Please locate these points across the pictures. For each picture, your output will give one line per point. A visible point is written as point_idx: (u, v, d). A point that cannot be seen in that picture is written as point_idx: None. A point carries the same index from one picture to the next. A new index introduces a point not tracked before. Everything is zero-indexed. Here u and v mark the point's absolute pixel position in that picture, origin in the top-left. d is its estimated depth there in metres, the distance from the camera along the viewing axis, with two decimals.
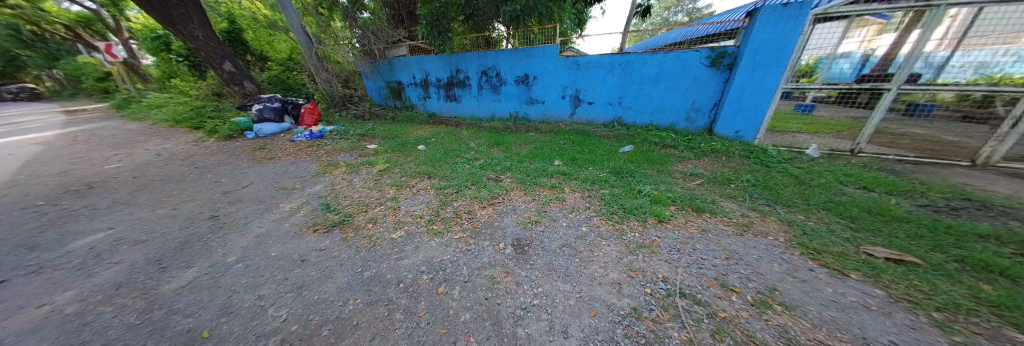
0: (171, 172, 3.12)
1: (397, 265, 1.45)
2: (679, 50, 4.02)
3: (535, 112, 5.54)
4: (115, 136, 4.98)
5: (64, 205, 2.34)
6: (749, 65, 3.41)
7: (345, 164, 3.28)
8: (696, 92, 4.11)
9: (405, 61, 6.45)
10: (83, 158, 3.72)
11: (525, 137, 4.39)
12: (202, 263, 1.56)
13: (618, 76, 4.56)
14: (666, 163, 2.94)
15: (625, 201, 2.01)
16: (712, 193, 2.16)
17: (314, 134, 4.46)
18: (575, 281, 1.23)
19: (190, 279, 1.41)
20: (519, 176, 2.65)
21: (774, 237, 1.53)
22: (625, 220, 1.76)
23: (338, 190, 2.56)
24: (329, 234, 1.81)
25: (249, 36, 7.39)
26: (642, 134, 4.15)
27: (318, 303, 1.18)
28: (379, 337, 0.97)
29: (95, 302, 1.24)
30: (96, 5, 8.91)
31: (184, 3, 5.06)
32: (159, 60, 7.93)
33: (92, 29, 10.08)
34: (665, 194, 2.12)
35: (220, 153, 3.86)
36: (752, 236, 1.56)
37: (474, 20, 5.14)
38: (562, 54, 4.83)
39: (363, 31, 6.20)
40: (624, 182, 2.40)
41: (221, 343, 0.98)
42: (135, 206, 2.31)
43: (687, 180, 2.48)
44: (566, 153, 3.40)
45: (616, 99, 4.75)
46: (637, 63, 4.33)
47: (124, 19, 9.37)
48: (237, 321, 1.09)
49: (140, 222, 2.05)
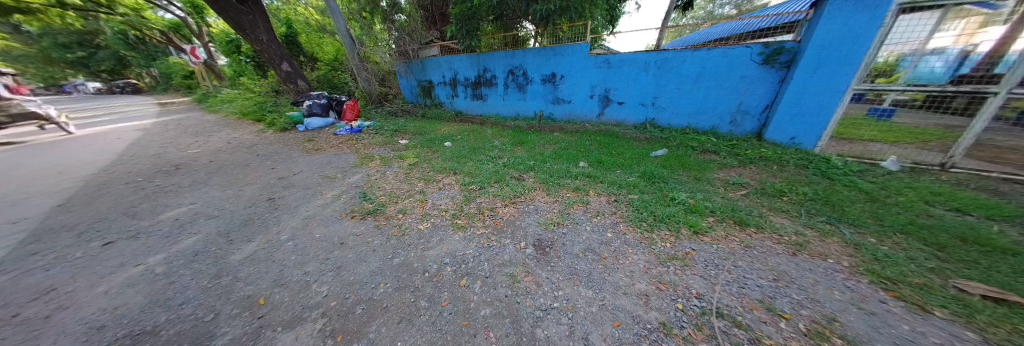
0: (238, 158, 3.60)
1: (423, 255, 1.52)
2: (726, 47, 3.68)
3: (560, 111, 5.45)
4: (196, 125, 5.89)
5: (158, 181, 2.82)
6: (810, 62, 3.00)
7: (379, 157, 3.51)
8: (744, 92, 3.75)
9: (435, 61, 6.71)
10: (172, 143, 4.43)
11: (549, 136, 4.36)
12: (260, 238, 1.77)
13: (653, 75, 4.32)
14: (704, 170, 2.72)
15: (655, 208, 1.90)
16: (757, 206, 1.96)
17: (354, 128, 4.88)
18: (598, 288, 1.19)
19: (249, 252, 1.62)
20: (542, 176, 2.63)
21: (835, 260, 1.35)
22: (655, 230, 1.65)
23: (372, 181, 2.75)
24: (364, 221, 1.96)
25: (302, 39, 8.22)
26: (677, 137, 3.89)
27: (353, 283, 1.29)
28: (406, 321, 1.04)
29: (179, 265, 1.49)
30: (184, 13, 10.49)
31: (253, 11, 5.84)
32: (232, 61, 9.19)
33: (180, 34, 11.99)
34: (702, 203, 1.96)
35: (276, 143, 4.37)
36: (807, 257, 1.38)
37: (503, 19, 5.17)
38: (591, 52, 4.70)
39: (400, 32, 6.61)
40: (655, 188, 2.27)
41: (274, 311, 1.12)
42: (210, 186, 2.71)
43: (728, 189, 2.27)
44: (592, 154, 3.30)
45: (648, 99, 4.50)
46: (675, 61, 4.06)
47: (205, 25, 10.98)
48: (287, 293, 1.24)
49: (213, 200, 2.39)
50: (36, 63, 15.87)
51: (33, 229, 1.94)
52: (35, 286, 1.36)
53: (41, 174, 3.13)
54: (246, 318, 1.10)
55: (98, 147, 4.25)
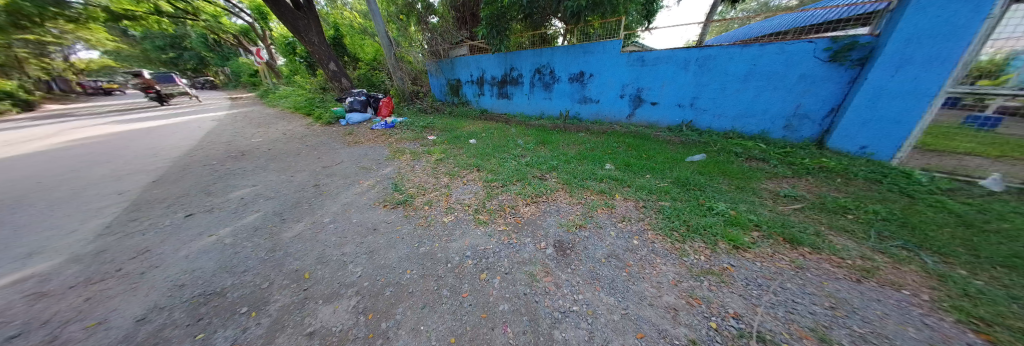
0: (291, 148, 4.06)
1: (446, 246, 1.58)
2: (782, 42, 3.29)
3: (587, 111, 5.30)
4: (259, 118, 6.76)
5: (228, 165, 3.29)
6: (888, 59, 2.55)
7: (409, 151, 3.72)
8: (803, 93, 3.32)
9: (464, 60, 6.93)
10: (240, 133, 5.12)
11: (574, 137, 4.26)
12: (307, 219, 1.98)
13: (692, 74, 4.03)
14: (749, 179, 2.46)
15: (689, 218, 1.77)
16: (813, 222, 1.73)
17: (389, 124, 5.22)
18: (621, 296, 1.14)
19: (298, 231, 1.82)
20: (565, 177, 2.59)
21: (911, 292, 1.12)
22: (688, 241, 1.54)
23: (402, 173, 2.93)
24: (394, 210, 2.09)
25: (347, 41, 9.01)
26: (718, 142, 3.57)
27: (383, 267, 1.39)
28: (429, 306, 1.10)
29: (242, 239, 1.73)
30: (253, 20, 12.04)
31: (308, 16, 6.53)
32: (290, 62, 10.38)
33: (249, 37, 13.76)
34: (745, 215, 1.78)
35: (322, 135, 4.84)
36: (874, 285, 1.17)
37: (533, 18, 5.06)
38: (624, 50, 4.51)
39: (432, 33, 6.93)
40: (689, 196, 2.11)
41: (316, 285, 1.26)
42: (268, 171, 3.09)
43: (778, 202, 2.03)
44: (620, 156, 3.17)
45: (686, 100, 4.20)
46: (720, 59, 3.74)
47: (268, 29, 12.48)
48: (327, 270, 1.38)
49: (270, 183, 2.73)
50: (146, 64, 19.35)
51: (137, 200, 2.38)
52: (139, 247, 1.67)
53: (143, 154, 3.83)
54: (293, 289, 1.25)
55: (183, 135, 5.08)
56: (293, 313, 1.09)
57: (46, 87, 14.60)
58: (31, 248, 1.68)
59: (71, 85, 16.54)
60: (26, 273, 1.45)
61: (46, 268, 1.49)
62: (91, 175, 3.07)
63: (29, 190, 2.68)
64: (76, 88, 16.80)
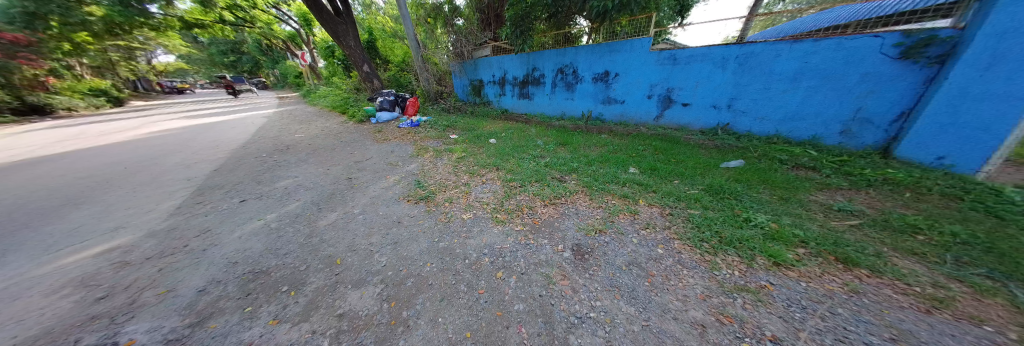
0: (327, 143, 4.42)
1: (465, 243, 1.62)
2: (841, 37, 2.90)
3: (610, 112, 5.12)
4: (301, 115, 7.45)
5: (275, 158, 3.67)
6: (977, 55, 2.14)
7: (432, 149, 3.86)
8: (866, 95, 2.90)
9: (487, 61, 7.04)
10: (285, 129, 5.69)
11: (596, 138, 4.15)
12: (340, 209, 2.15)
13: (730, 73, 3.73)
14: (795, 189, 2.22)
15: (722, 228, 1.64)
16: (872, 242, 1.49)
17: (414, 123, 5.46)
18: (642, 307, 1.08)
19: (332, 220, 1.98)
20: (586, 180, 2.53)
21: (999, 330, 0.88)
22: (720, 253, 1.42)
23: (425, 170, 3.05)
24: (417, 205, 2.19)
25: (379, 44, 9.59)
26: (759, 147, 3.26)
27: (405, 258, 1.47)
28: (447, 300, 1.14)
29: (284, 224, 1.93)
30: (299, 26, 13.28)
31: (346, 22, 7.08)
32: (329, 64, 11.32)
33: (296, 42, 15.18)
34: (788, 229, 1.60)
35: (354, 132, 5.20)
36: (944, 319, 0.94)
37: (557, 17, 4.95)
38: (653, 48, 4.30)
39: (457, 35, 7.15)
40: (724, 205, 1.95)
41: (347, 271, 1.36)
42: (308, 164, 3.39)
43: (829, 217, 1.80)
44: (645, 160, 3.02)
45: (723, 101, 3.90)
46: (762, 57, 3.43)
47: (312, 35, 13.68)
48: (356, 257, 1.49)
49: (309, 175, 2.99)
50: (213, 67, 22.22)
51: (200, 186, 2.75)
52: (201, 227, 1.94)
53: (206, 146, 4.40)
54: (327, 272, 1.36)
55: (239, 130, 5.75)
56: (326, 295, 1.19)
57: (130, 86, 17.20)
58: (118, 223, 2.02)
59: (150, 85, 19.63)
60: (116, 244, 1.75)
61: (130, 240, 1.79)
62: (166, 163, 3.60)
63: (120, 174, 3.21)
64: (154, 86, 19.89)
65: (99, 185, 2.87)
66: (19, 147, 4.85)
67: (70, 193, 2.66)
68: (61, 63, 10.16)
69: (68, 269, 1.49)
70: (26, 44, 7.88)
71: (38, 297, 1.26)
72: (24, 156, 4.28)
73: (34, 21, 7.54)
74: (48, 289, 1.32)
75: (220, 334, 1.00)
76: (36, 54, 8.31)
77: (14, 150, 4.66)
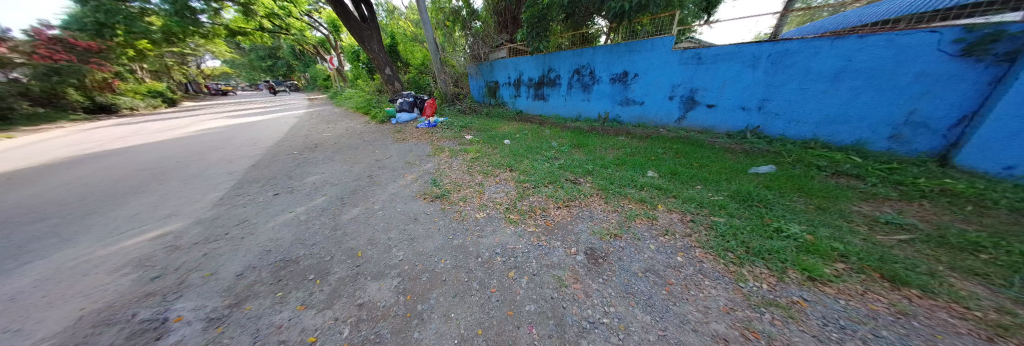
0: (351, 142, 4.68)
1: (478, 241, 1.65)
2: (891, 33, 2.62)
3: (628, 114, 4.97)
4: (328, 116, 7.94)
5: (304, 155, 3.94)
6: None
7: (448, 149, 3.96)
8: (920, 96, 2.60)
9: (503, 62, 7.10)
10: (314, 128, 6.09)
11: (613, 140, 4.05)
12: (362, 205, 2.26)
13: (761, 73, 3.50)
14: (835, 198, 2.02)
15: (749, 239, 1.53)
16: (926, 260, 1.31)
17: (431, 123, 5.64)
18: (659, 316, 1.03)
19: (354, 214, 2.09)
20: (601, 182, 2.48)
21: None
22: (747, 264, 1.33)
23: (441, 169, 3.14)
24: (433, 202, 2.26)
25: (401, 47, 10.04)
26: (794, 152, 3.02)
27: (421, 254, 1.52)
28: (459, 296, 1.16)
29: (310, 217, 2.06)
30: (328, 33, 14.07)
31: (371, 27, 7.49)
32: (355, 67, 11.97)
33: (324, 47, 16.15)
34: (825, 242, 1.46)
35: (375, 132, 5.46)
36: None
37: (574, 18, 4.91)
38: (675, 47, 4.13)
39: (474, 37, 7.31)
40: (752, 213, 1.83)
41: (366, 263, 1.43)
42: (333, 161, 3.61)
43: (876, 230, 1.62)
44: (665, 164, 2.91)
45: (753, 102, 3.66)
46: (799, 56, 3.18)
47: (339, 40, 14.46)
48: (375, 250, 1.56)
49: (334, 172, 3.18)
50: (253, 71, 24.30)
51: (240, 179, 3.01)
52: (240, 217, 2.13)
53: (245, 144, 4.82)
54: (349, 264, 1.44)
55: (274, 128, 6.24)
56: (348, 285, 1.26)
57: (183, 89, 19.23)
58: (170, 211, 2.27)
59: (199, 88, 21.80)
60: (168, 230, 1.96)
61: (179, 227, 2.00)
62: (211, 158, 3.98)
63: (173, 167, 3.60)
64: (204, 89, 22.09)
65: (154, 176, 3.23)
66: (91, 142, 5.57)
67: (131, 182, 3.03)
68: (126, 67, 11.60)
69: (130, 250, 1.70)
70: (97, 50, 9.22)
71: (105, 274, 1.45)
72: (93, 150, 4.88)
73: (103, 29, 9.16)
74: (114, 267, 1.52)
75: (256, 315, 1.10)
76: (106, 60, 9.64)
77: (88, 144, 5.36)
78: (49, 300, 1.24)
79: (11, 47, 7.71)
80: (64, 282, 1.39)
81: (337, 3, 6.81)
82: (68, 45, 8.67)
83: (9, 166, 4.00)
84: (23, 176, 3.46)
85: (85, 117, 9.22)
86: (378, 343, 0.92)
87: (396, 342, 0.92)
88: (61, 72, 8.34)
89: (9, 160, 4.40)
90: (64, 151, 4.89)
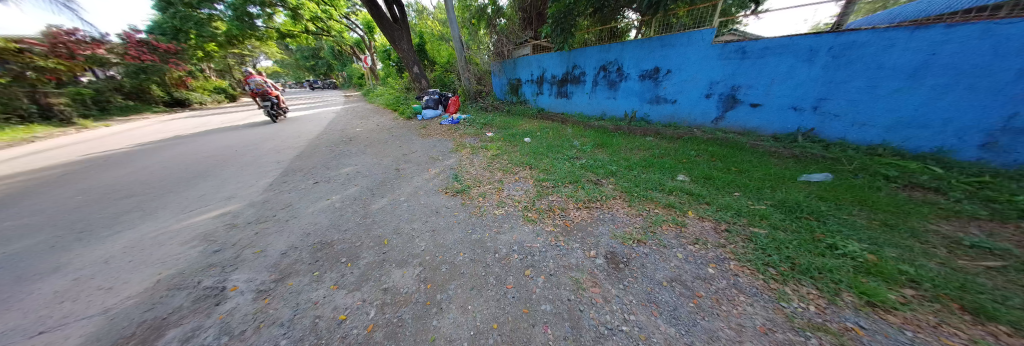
0: (381, 137, 4.98)
1: (496, 237, 1.67)
2: (996, 19, 2.17)
3: (658, 113, 4.67)
4: (361, 112, 8.52)
5: (340, 148, 4.28)
6: None
7: (470, 146, 4.04)
8: None
9: (526, 60, 7.05)
10: (348, 123, 6.57)
11: (639, 141, 3.84)
12: (389, 196, 2.41)
13: (818, 69, 3.08)
14: (909, 214, 1.73)
15: (796, 254, 1.37)
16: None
17: (454, 120, 5.80)
18: (685, 329, 0.96)
19: (382, 204, 2.22)
20: (625, 185, 2.37)
21: None
22: (791, 283, 1.18)
23: (463, 165, 3.21)
24: (454, 197, 2.33)
25: (428, 46, 10.42)
26: (857, 159, 2.62)
27: (441, 246, 1.58)
28: (477, 289, 1.19)
29: (343, 205, 2.24)
30: (363, 34, 15.00)
31: (402, 27, 7.85)
32: (386, 66, 12.69)
33: (359, 46, 17.22)
34: (892, 264, 1.26)
35: (403, 128, 5.74)
36: None
37: (603, 11, 4.78)
38: (715, 41, 3.79)
39: (499, 35, 7.34)
40: (800, 226, 1.63)
41: (390, 251, 1.52)
42: (365, 154, 3.87)
43: (964, 253, 1.35)
44: (698, 167, 2.70)
45: (807, 102, 3.25)
46: (868, 48, 2.74)
47: (373, 40, 15.35)
48: (400, 240, 1.65)
49: (365, 164, 3.41)
50: (299, 70, 26.82)
51: (286, 168, 3.36)
52: (286, 201, 2.37)
53: (291, 136, 5.36)
54: (376, 250, 1.54)
55: (315, 123, 6.84)
56: (375, 270, 1.35)
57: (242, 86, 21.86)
58: (229, 194, 2.60)
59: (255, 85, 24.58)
60: (227, 210, 2.25)
61: (236, 208, 2.28)
62: (262, 148, 4.47)
63: (231, 155, 4.10)
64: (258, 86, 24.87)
65: (216, 163, 3.71)
66: (168, 132, 6.54)
67: (199, 168, 3.52)
68: (197, 67, 13.39)
69: (198, 226, 1.98)
70: (174, 52, 10.73)
71: (178, 245, 1.71)
72: (170, 139, 5.73)
73: (179, 34, 10.84)
74: (185, 240, 1.78)
75: (296, 291, 1.22)
76: (181, 60, 11.18)
77: (166, 134, 6.31)
78: (138, 264, 1.50)
79: (109, 49, 9.14)
80: (150, 249, 1.66)
81: (372, 5, 7.24)
82: (152, 47, 10.30)
83: (108, 150, 4.85)
84: (116, 159, 4.17)
85: (164, 109, 10.85)
86: (400, 327, 0.97)
87: (417, 328, 0.97)
88: (147, 71, 10.02)
89: (109, 145, 5.33)
90: (147, 138, 5.79)
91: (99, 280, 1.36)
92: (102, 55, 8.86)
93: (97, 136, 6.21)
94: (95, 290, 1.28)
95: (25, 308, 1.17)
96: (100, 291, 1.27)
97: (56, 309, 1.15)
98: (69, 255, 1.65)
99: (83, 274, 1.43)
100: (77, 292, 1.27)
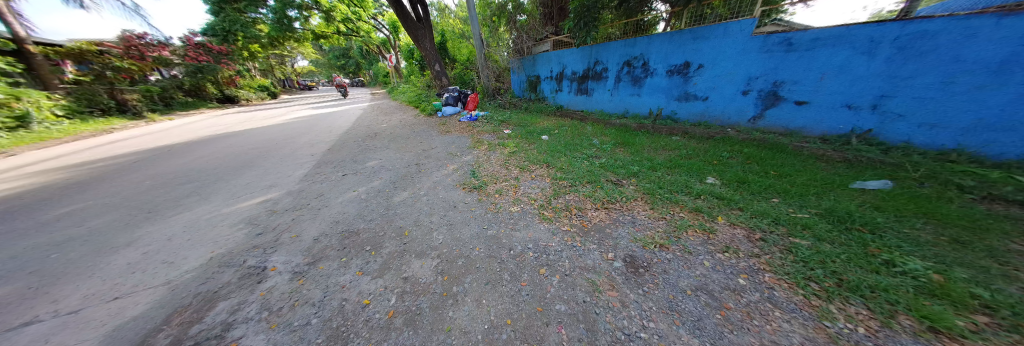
0: (403, 133, 5.19)
1: (512, 234, 1.68)
2: None
3: (687, 110, 4.40)
4: (385, 108, 8.94)
5: (366, 142, 4.52)
6: None
7: (487, 143, 4.09)
8: None
9: (546, 56, 6.92)
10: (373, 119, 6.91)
11: (663, 140, 3.65)
12: (410, 189, 2.51)
13: (881, 62, 2.69)
14: (994, 229, 1.47)
15: (844, 269, 1.23)
16: None
17: (472, 117, 5.88)
18: (709, 341, 0.91)
19: (403, 197, 2.32)
20: (648, 186, 2.27)
21: None
22: (837, 301, 1.06)
23: (480, 161, 3.25)
24: (471, 192, 2.37)
25: (449, 45, 10.63)
26: (927, 165, 2.28)
27: (458, 239, 1.62)
28: (491, 284, 1.21)
29: (368, 196, 2.38)
30: (389, 34, 15.63)
31: (425, 26, 8.08)
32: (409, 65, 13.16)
33: (385, 46, 17.99)
34: (967, 286, 1.08)
35: (423, 124, 5.93)
36: None
37: (628, 4, 4.46)
38: (755, 32, 3.48)
39: (519, 31, 7.33)
40: (851, 239, 1.46)
41: (410, 243, 1.59)
42: (388, 149, 4.06)
43: None
44: (730, 170, 2.51)
45: (864, 99, 2.87)
46: (945, 38, 2.35)
47: (397, 40, 15.96)
48: (419, 232, 1.72)
49: (389, 159, 3.58)
50: (330, 69, 28.62)
51: (318, 160, 3.63)
52: (318, 191, 2.56)
53: (323, 131, 5.76)
54: (397, 241, 1.62)
55: (344, 119, 7.30)
56: (396, 259, 1.42)
57: (282, 85, 23.78)
58: (270, 183, 2.86)
59: (292, 84, 26.64)
60: (267, 197, 2.48)
61: (275, 196, 2.50)
62: (298, 142, 4.87)
63: (272, 148, 4.52)
64: (295, 85, 26.91)
65: (257, 155, 4.08)
66: (220, 126, 7.33)
67: (245, 158, 3.91)
68: (244, 67, 14.79)
69: (242, 211, 2.21)
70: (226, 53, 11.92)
71: (227, 227, 1.92)
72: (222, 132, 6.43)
73: (228, 36, 11.98)
74: (232, 223, 1.99)
75: (326, 274, 1.32)
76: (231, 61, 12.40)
77: (219, 127, 7.08)
78: (194, 243, 1.70)
79: (172, 51, 10.26)
80: (204, 230, 1.88)
81: (397, 6, 7.50)
82: (207, 49, 11.49)
83: (170, 141, 5.52)
84: (176, 150, 4.72)
85: (215, 105, 12.08)
86: (418, 315, 1.02)
87: (433, 317, 1.01)
88: (204, 70, 11.20)
89: (171, 136, 6.06)
90: (203, 131, 6.53)
91: (163, 255, 1.56)
92: (166, 57, 9.97)
93: (162, 129, 7.06)
94: (160, 263, 1.48)
95: (109, 275, 1.38)
96: (164, 265, 1.47)
97: (129, 278, 1.35)
98: (139, 232, 1.92)
99: (150, 249, 1.65)
100: (146, 265, 1.47)
